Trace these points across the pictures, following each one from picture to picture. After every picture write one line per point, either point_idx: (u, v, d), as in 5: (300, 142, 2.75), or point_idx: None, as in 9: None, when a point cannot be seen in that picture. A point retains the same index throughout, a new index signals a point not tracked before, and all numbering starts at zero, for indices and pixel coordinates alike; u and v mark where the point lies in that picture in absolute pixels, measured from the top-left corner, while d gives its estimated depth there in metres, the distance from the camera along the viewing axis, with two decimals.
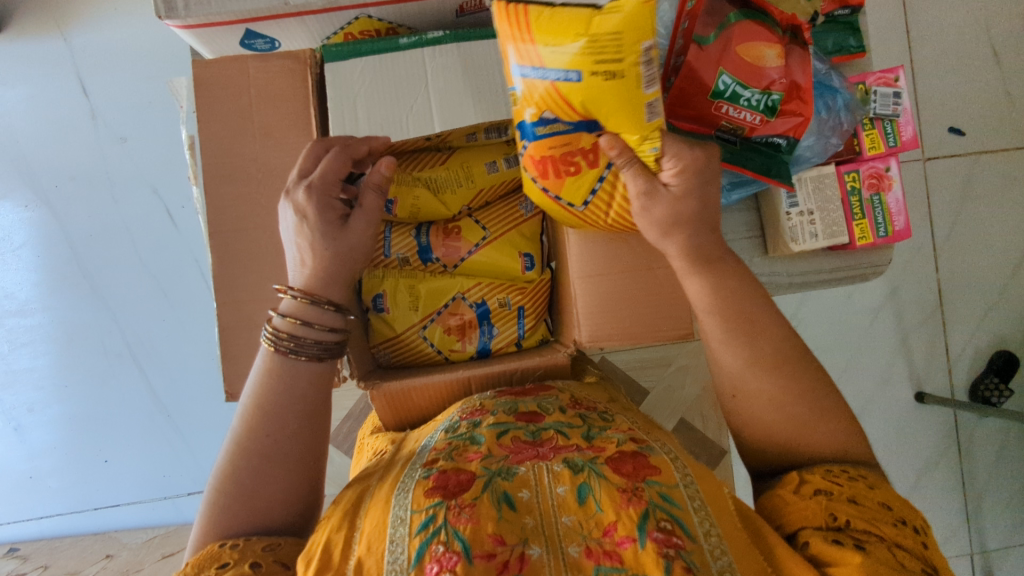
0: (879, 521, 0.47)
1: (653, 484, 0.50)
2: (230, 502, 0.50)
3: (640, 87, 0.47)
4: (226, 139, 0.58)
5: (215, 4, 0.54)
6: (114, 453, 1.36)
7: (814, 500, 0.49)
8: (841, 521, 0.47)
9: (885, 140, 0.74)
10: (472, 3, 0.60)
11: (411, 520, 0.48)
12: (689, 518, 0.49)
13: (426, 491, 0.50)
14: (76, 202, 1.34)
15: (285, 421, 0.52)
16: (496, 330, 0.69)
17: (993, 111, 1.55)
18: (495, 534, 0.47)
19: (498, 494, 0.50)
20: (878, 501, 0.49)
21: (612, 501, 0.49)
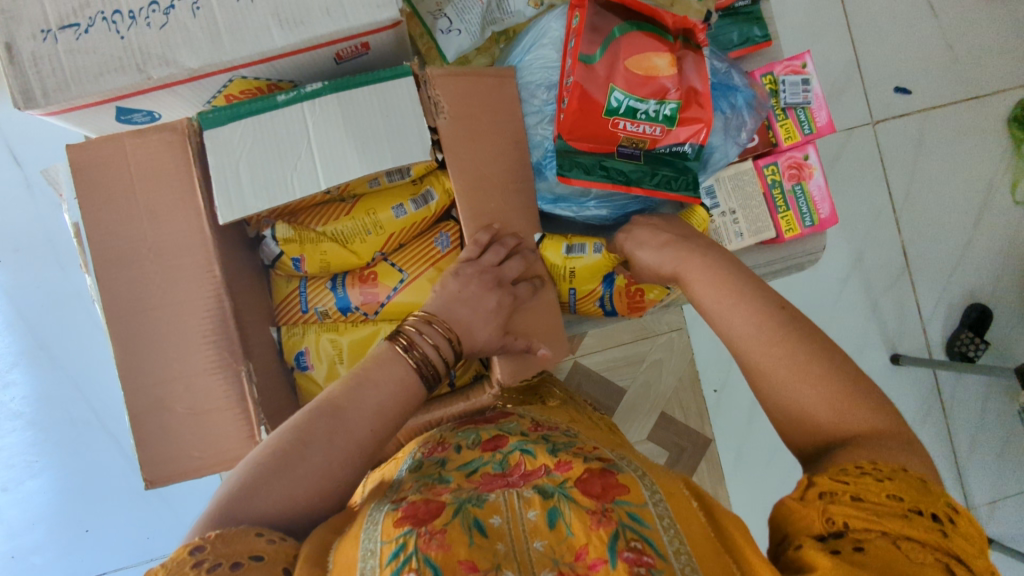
0: (888, 517, 0.39)
1: (623, 503, 0.49)
2: (273, 488, 0.49)
3: (587, 257, 0.69)
4: (113, 222, 0.56)
5: (76, 88, 0.52)
6: (95, 521, 1.34)
7: (815, 506, 0.42)
8: (841, 525, 0.40)
9: (800, 129, 0.73)
10: (348, 49, 0.58)
11: (381, 551, 0.45)
12: (659, 537, 0.46)
13: (396, 521, 0.47)
14: (23, 274, 1.32)
15: (360, 426, 0.54)
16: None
17: (936, 65, 1.54)
18: (466, 560, 0.44)
19: (469, 521, 0.47)
20: (888, 495, 0.40)
21: (582, 523, 0.47)
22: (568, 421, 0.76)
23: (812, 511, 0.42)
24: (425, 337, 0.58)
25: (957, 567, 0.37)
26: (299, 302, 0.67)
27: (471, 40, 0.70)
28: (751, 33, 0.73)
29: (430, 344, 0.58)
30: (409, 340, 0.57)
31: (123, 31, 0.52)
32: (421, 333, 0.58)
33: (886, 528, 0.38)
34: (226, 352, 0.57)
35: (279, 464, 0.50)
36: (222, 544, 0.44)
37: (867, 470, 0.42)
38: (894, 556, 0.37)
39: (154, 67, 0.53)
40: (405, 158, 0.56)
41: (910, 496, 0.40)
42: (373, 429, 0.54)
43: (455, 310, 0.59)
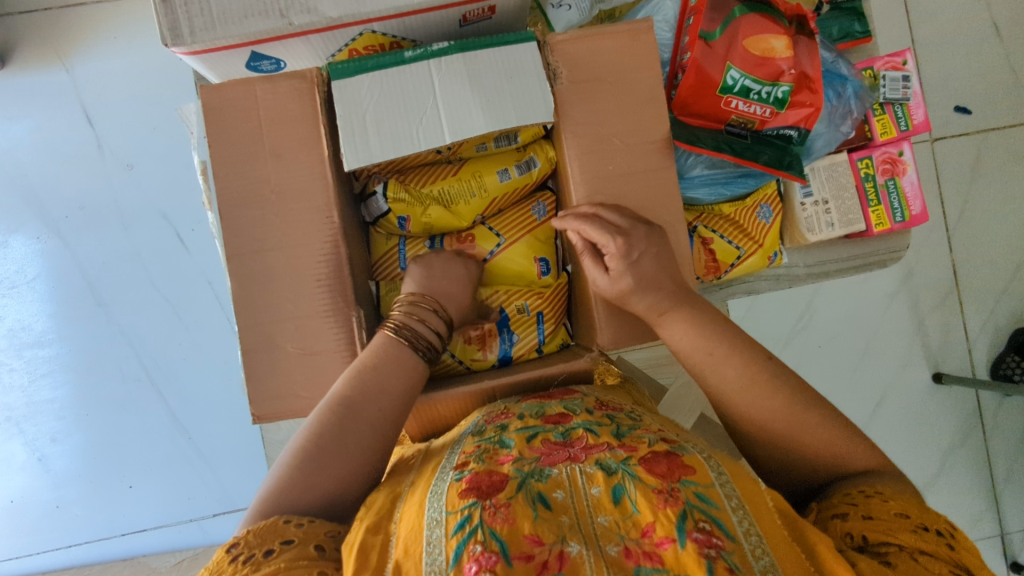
0: (898, 531, 0.49)
1: (689, 483, 0.50)
2: (302, 478, 0.53)
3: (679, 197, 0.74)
4: (239, 162, 0.58)
5: (220, 29, 0.54)
6: (138, 477, 1.36)
7: (834, 525, 0.52)
8: (859, 539, 0.50)
9: (897, 125, 0.73)
10: (474, 12, 0.60)
11: (447, 521, 0.48)
12: (727, 517, 0.48)
13: (460, 492, 0.50)
14: (86, 231, 1.34)
15: (368, 413, 0.56)
16: (522, 335, 0.70)
17: (998, 87, 1.54)
18: (531, 534, 0.46)
19: (532, 495, 0.50)
20: (895, 512, 0.50)
21: (648, 502, 0.49)
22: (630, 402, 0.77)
23: (833, 532, 0.52)
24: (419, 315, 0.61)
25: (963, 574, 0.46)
26: (398, 259, 0.68)
27: (578, 16, 0.71)
28: (852, 28, 0.74)
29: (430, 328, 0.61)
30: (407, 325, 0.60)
31: None
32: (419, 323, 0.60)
33: (901, 543, 0.48)
34: (338, 297, 0.58)
35: (312, 457, 0.54)
36: (254, 538, 0.48)
37: (870, 494, 0.53)
38: (911, 565, 0.47)
39: (296, 14, 0.54)
40: (529, 118, 0.57)
41: (913, 515, 0.50)
42: (379, 414, 0.57)
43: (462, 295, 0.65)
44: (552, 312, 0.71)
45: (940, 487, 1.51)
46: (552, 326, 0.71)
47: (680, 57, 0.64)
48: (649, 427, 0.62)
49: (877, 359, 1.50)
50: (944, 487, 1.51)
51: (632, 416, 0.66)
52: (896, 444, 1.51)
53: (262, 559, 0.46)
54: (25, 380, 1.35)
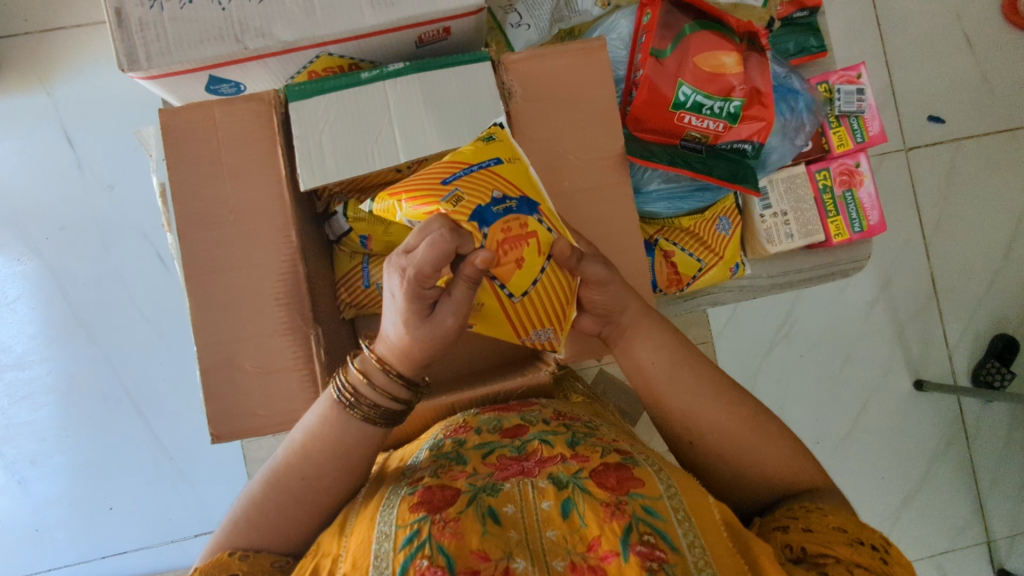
0: (834, 543, 0.51)
1: (637, 496, 0.52)
2: (257, 522, 0.55)
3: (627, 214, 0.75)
4: (197, 184, 0.59)
5: (176, 53, 0.55)
6: (118, 499, 1.36)
7: (777, 536, 0.55)
8: (798, 551, 0.52)
9: (853, 137, 0.75)
10: (430, 33, 0.61)
11: (396, 534, 0.50)
12: (672, 529, 0.50)
13: (411, 505, 0.52)
14: (67, 252, 1.35)
15: (324, 471, 0.57)
16: (494, 192, 0.51)
17: (971, 96, 1.56)
18: (479, 549, 0.48)
19: (482, 509, 0.51)
20: (832, 526, 0.53)
21: (595, 516, 0.50)
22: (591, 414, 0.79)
23: (774, 544, 0.54)
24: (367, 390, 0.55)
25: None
26: (361, 277, 0.69)
27: (538, 35, 0.72)
28: (808, 43, 0.76)
29: (380, 392, 0.55)
30: (353, 393, 0.55)
31: (224, 3, 0.55)
32: (365, 384, 0.55)
33: (838, 555, 0.50)
34: (297, 315, 0.59)
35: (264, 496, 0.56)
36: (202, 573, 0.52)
37: (809, 509, 0.55)
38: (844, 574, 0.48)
39: (250, 38, 0.56)
40: (482, 137, 0.58)
41: (848, 528, 0.52)
42: (336, 469, 0.57)
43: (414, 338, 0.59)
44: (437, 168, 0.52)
45: (924, 494, 1.51)
46: (459, 161, 0.53)
47: (633, 74, 0.65)
48: (604, 437, 0.63)
49: (858, 368, 1.51)
50: (928, 495, 1.51)
51: (588, 426, 0.68)
52: (879, 453, 1.51)
53: None
54: (5, 402, 1.35)
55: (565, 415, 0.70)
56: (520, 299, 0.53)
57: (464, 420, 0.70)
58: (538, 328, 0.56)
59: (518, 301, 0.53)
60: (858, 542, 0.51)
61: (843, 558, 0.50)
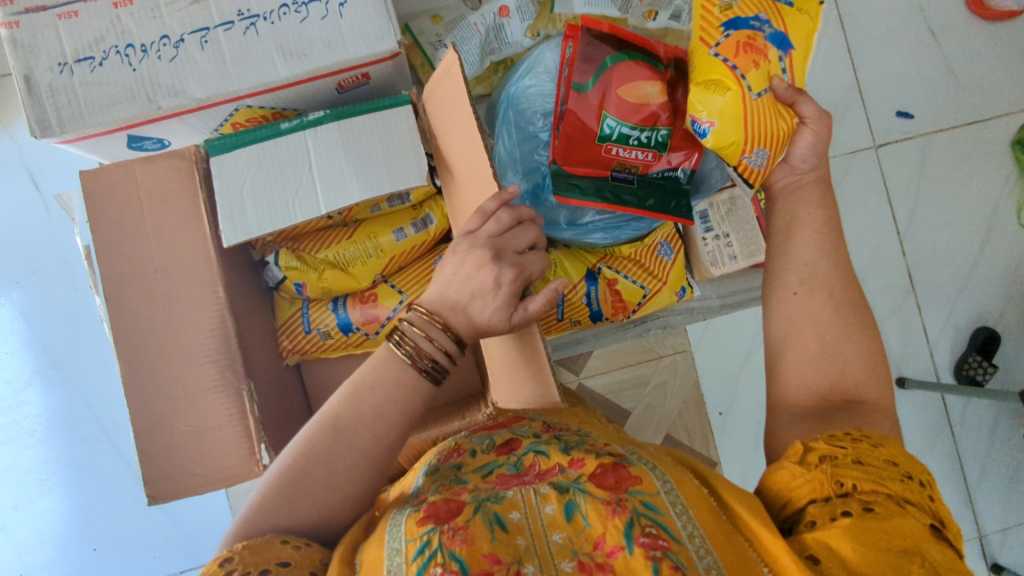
0: (887, 480, 0.47)
1: (636, 492, 0.48)
2: (299, 493, 0.49)
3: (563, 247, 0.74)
4: (121, 244, 0.58)
5: (88, 118, 0.55)
6: (102, 540, 1.35)
7: (821, 469, 0.48)
8: (849, 486, 0.47)
9: None
10: (348, 80, 0.60)
11: (406, 548, 0.45)
12: (671, 521, 0.46)
13: (418, 521, 0.47)
14: (38, 294, 1.34)
15: (387, 427, 0.52)
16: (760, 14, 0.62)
17: (939, 89, 1.55)
18: (490, 553, 0.45)
19: (488, 517, 0.47)
20: (883, 459, 0.48)
21: (598, 514, 0.47)
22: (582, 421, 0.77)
23: (821, 474, 0.48)
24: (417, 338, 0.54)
25: (942, 526, 0.45)
26: (301, 322, 0.68)
27: (469, 70, 0.73)
28: None
29: (440, 348, 0.54)
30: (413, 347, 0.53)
31: (135, 64, 0.55)
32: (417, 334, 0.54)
33: (890, 491, 0.46)
34: (228, 371, 0.58)
35: (304, 478, 0.50)
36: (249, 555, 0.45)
37: (858, 437, 0.50)
38: (901, 512, 0.44)
39: (163, 98, 0.55)
40: (401, 183, 0.58)
41: (903, 464, 0.48)
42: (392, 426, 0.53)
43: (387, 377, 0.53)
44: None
45: None
46: None
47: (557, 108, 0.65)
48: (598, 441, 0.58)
49: None
50: None
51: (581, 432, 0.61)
52: None
53: None
54: None
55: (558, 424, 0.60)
56: (762, 97, 0.59)
57: (455, 443, 0.61)
58: (761, 146, 0.59)
59: (757, 97, 0.59)
60: (907, 477, 0.48)
61: (894, 494, 0.46)
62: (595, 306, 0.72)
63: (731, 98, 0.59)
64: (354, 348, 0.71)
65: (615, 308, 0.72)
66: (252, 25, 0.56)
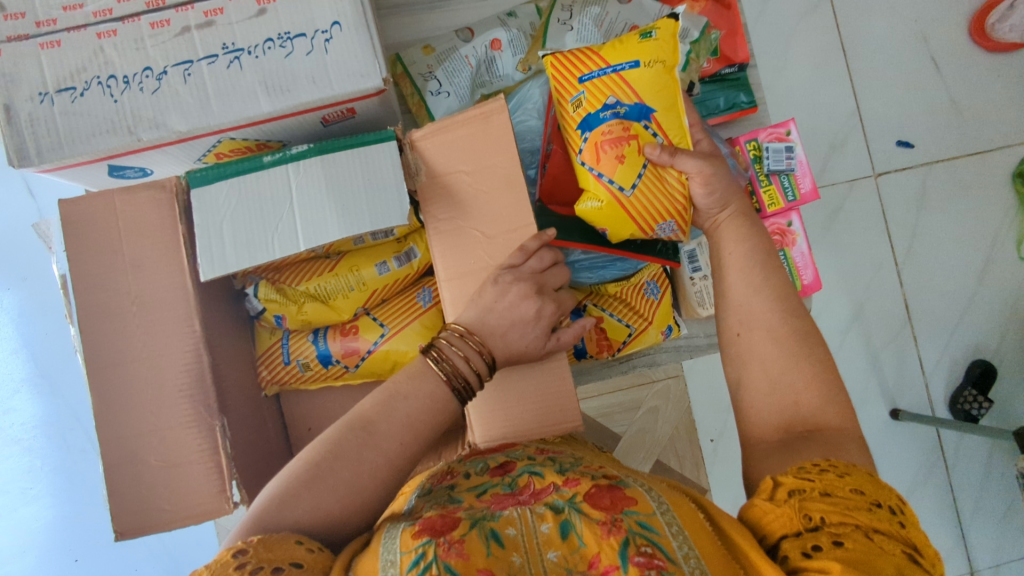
0: (854, 511, 0.45)
1: (631, 512, 0.47)
2: (321, 489, 0.51)
3: None
4: (98, 275, 0.58)
5: (68, 147, 0.54)
6: (84, 551, 1.34)
7: (789, 503, 0.47)
8: (817, 519, 0.45)
9: (784, 196, 0.73)
10: (333, 114, 0.60)
11: (401, 560, 0.44)
12: (668, 541, 0.45)
13: (414, 532, 0.46)
14: (30, 304, 1.34)
15: (413, 438, 0.55)
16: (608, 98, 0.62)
17: (940, 119, 1.54)
18: (485, 569, 0.44)
19: (483, 531, 0.46)
20: (851, 489, 0.46)
21: (593, 533, 0.46)
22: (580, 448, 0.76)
23: (792, 508, 0.46)
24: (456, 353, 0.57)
25: (915, 554, 0.43)
26: (280, 353, 0.67)
27: (459, 102, 0.72)
28: (738, 99, 0.75)
29: (472, 369, 0.57)
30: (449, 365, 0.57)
31: (117, 95, 0.54)
32: (452, 345, 0.58)
33: (858, 522, 0.44)
34: (201, 406, 0.57)
35: (326, 477, 0.51)
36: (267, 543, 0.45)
37: (825, 468, 0.49)
38: (869, 545, 0.42)
39: (144, 129, 0.55)
40: (382, 222, 0.57)
41: (872, 493, 0.46)
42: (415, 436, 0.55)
43: (416, 391, 0.56)
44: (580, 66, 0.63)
45: None
46: (599, 59, 0.63)
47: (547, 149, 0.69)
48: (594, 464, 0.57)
49: None
50: None
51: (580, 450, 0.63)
52: None
53: None
54: None
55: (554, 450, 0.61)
56: (634, 193, 0.62)
57: (447, 467, 0.60)
58: (661, 224, 0.64)
59: (630, 194, 0.62)
60: (877, 506, 0.46)
61: (864, 525, 0.44)
62: (580, 344, 0.71)
63: (609, 206, 0.63)
64: (333, 380, 0.70)
65: (600, 347, 0.71)
66: (236, 59, 0.55)
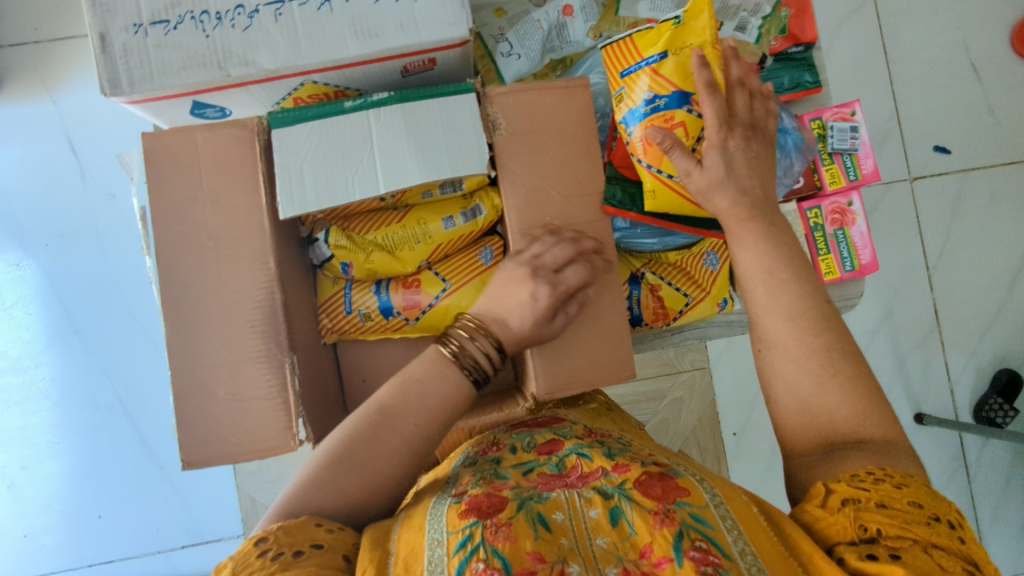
0: (912, 524, 0.45)
1: (684, 504, 0.49)
2: (343, 474, 0.53)
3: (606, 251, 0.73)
4: (178, 208, 0.58)
5: (159, 80, 0.55)
6: (107, 507, 1.35)
7: (843, 513, 0.47)
8: (873, 531, 0.45)
9: (846, 174, 0.74)
10: (415, 63, 0.61)
11: (448, 541, 0.47)
12: (722, 536, 0.47)
13: (460, 513, 0.49)
14: (69, 260, 1.35)
15: (427, 420, 0.57)
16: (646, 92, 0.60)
17: (977, 127, 1.54)
18: (533, 552, 0.46)
19: (532, 515, 0.49)
20: (908, 501, 0.47)
21: (645, 523, 0.48)
22: (618, 428, 0.77)
23: (847, 519, 0.47)
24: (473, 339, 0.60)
25: (977, 568, 0.43)
26: (343, 302, 0.69)
27: (528, 65, 0.73)
28: (802, 79, 0.75)
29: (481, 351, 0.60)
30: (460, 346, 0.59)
31: (208, 30, 0.55)
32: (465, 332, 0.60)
33: (915, 536, 0.45)
34: (272, 343, 0.58)
35: (345, 459, 0.54)
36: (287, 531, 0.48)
37: (881, 477, 0.49)
38: (927, 561, 0.43)
39: (233, 66, 0.56)
40: (462, 170, 0.58)
41: (931, 505, 0.47)
42: (427, 421, 0.57)
43: (431, 379, 0.58)
44: (621, 61, 0.62)
45: None
46: (635, 50, 0.61)
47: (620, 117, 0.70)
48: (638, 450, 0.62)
49: None
50: None
51: (622, 442, 0.66)
52: None
53: (293, 559, 0.45)
54: None
55: (598, 433, 0.67)
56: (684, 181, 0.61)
57: (493, 438, 0.67)
58: None
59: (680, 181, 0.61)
60: (936, 520, 0.46)
61: (922, 540, 0.44)
62: (636, 310, 0.72)
63: (661, 190, 0.62)
64: (391, 333, 0.71)
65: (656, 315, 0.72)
66: (327, 2, 0.56)
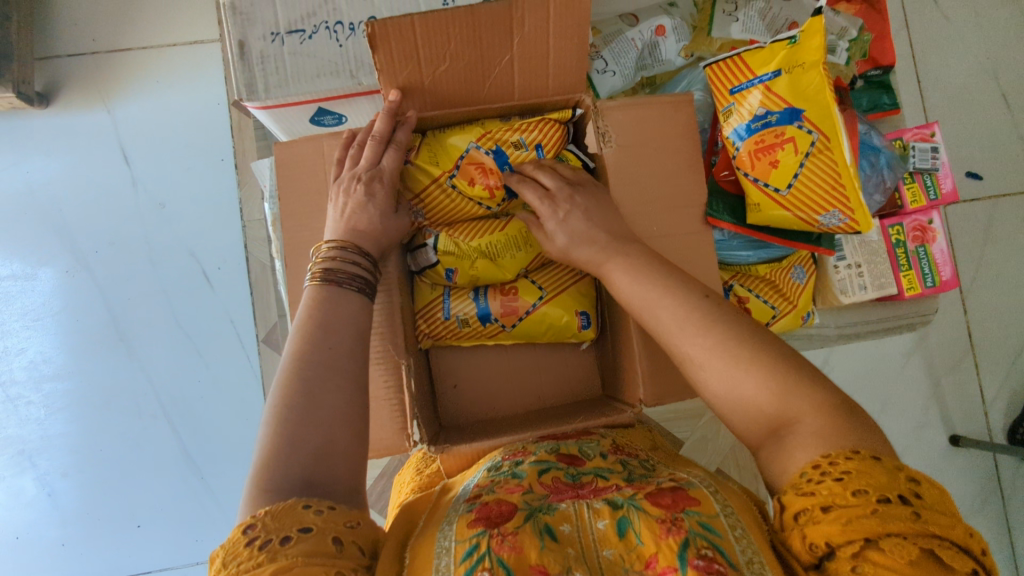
0: (861, 521, 0.39)
1: (693, 513, 0.46)
2: (297, 423, 0.47)
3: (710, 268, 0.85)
4: (303, 214, 0.61)
5: (294, 85, 0.59)
6: (147, 516, 1.29)
7: (798, 531, 0.43)
8: (827, 546, 0.41)
9: (926, 193, 0.89)
10: None
11: (455, 549, 0.44)
12: (730, 545, 0.44)
13: (469, 522, 0.47)
14: (113, 268, 1.32)
15: (343, 340, 0.52)
16: (758, 107, 0.70)
17: (1010, 153, 1.56)
18: (538, 565, 0.43)
19: (539, 526, 0.46)
20: (853, 492, 0.41)
21: (651, 532, 0.45)
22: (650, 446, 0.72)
23: (803, 534, 0.42)
24: (335, 260, 0.56)
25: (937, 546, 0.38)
26: (441, 308, 0.70)
27: (622, 80, 0.83)
28: (881, 101, 0.90)
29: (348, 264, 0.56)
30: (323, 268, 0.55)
31: (342, 40, 0.60)
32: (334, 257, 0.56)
33: (867, 536, 0.39)
34: (390, 346, 0.60)
35: (297, 409, 0.47)
36: (271, 520, 0.41)
37: (824, 469, 0.43)
38: (885, 565, 0.38)
39: (364, 74, 0.61)
40: None
41: (875, 486, 0.40)
42: (352, 338, 0.53)
43: (340, 302, 0.54)
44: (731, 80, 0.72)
45: None
46: (749, 71, 0.70)
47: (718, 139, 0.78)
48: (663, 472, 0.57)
49: (893, 420, 1.48)
50: None
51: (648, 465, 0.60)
52: None
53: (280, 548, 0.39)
54: (41, 412, 1.30)
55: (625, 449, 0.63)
56: (789, 193, 0.69)
57: (519, 446, 0.62)
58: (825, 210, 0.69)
59: (786, 193, 0.69)
60: (887, 501, 0.40)
61: (876, 538, 0.39)
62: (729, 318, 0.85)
63: (765, 204, 0.71)
64: (486, 339, 0.72)
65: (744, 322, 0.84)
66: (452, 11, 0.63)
